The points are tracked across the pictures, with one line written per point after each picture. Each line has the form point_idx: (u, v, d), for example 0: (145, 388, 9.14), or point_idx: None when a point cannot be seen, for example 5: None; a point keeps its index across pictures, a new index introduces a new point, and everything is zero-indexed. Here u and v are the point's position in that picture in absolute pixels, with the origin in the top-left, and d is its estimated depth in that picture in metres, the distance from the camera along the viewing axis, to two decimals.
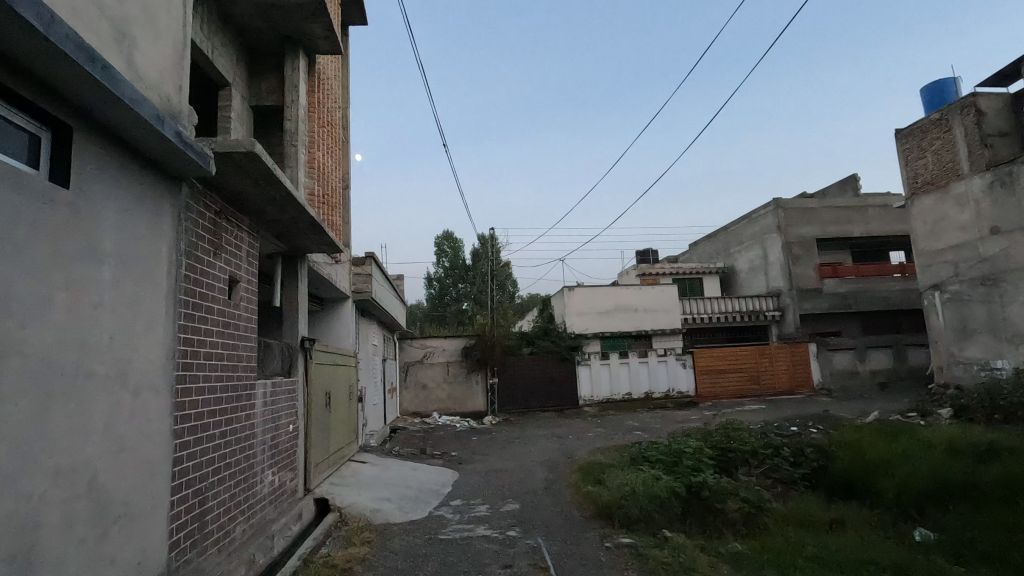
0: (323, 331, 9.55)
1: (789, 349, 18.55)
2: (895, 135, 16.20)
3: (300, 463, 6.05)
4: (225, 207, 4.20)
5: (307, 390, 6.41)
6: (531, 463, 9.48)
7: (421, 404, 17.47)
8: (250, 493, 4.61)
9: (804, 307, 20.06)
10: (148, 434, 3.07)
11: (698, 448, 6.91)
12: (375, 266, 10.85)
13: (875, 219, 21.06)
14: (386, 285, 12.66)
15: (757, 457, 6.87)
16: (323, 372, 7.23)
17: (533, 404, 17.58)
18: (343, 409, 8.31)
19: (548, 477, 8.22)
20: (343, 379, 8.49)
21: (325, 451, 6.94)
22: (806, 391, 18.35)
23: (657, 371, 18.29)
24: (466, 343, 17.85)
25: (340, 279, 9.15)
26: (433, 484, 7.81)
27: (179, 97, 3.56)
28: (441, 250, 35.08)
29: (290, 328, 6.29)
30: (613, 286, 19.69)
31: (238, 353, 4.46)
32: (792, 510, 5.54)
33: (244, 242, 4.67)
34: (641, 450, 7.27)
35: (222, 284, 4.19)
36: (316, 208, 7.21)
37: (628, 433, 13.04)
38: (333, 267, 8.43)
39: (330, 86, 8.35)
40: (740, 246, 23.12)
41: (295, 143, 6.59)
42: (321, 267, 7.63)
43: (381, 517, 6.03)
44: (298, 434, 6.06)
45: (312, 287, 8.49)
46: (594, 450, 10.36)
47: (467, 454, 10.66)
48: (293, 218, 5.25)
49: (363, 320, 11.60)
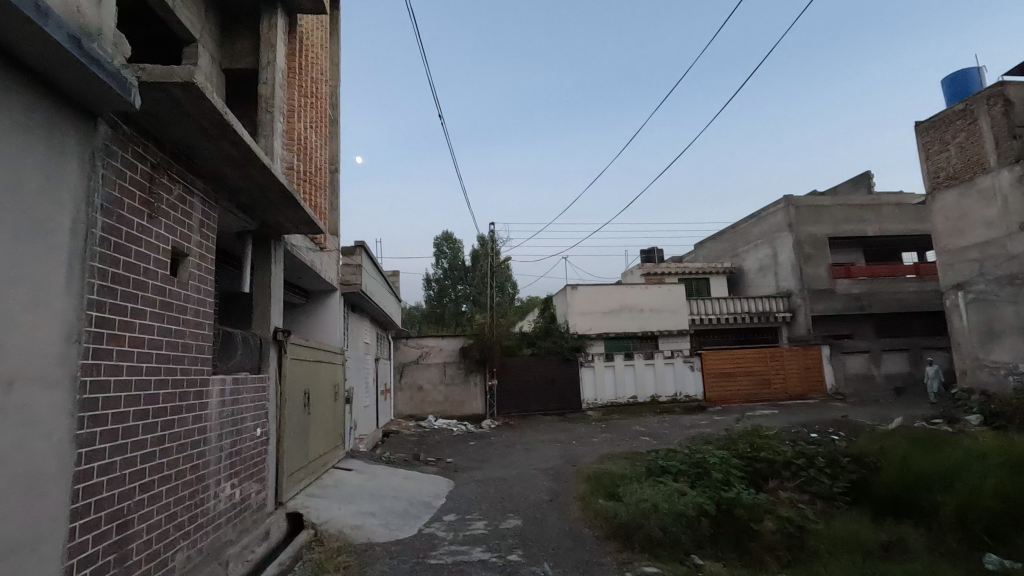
0: (307, 327, 8.77)
1: (801, 351, 17.78)
2: (915, 127, 15.48)
3: (270, 472, 5.27)
4: (166, 160, 3.43)
5: (281, 389, 5.64)
6: (533, 471, 8.68)
7: (416, 406, 16.67)
8: (198, 512, 3.81)
9: (815, 309, 19.30)
10: (31, 441, 2.32)
11: (725, 458, 6.14)
12: (366, 258, 10.06)
13: (890, 218, 20.27)
14: (379, 279, 11.91)
15: (790, 469, 6.09)
16: (302, 370, 6.45)
17: (533, 408, 16.79)
18: (326, 412, 7.52)
19: (553, 487, 7.44)
20: (328, 379, 7.72)
21: (302, 459, 6.17)
22: (818, 396, 17.56)
23: (664, 374, 17.51)
24: (464, 343, 17.08)
25: (327, 269, 8.37)
26: (425, 496, 6.99)
27: (96, 12, 2.79)
28: (441, 251, 34.28)
29: (261, 318, 5.50)
30: (618, 285, 18.92)
31: (183, 341, 3.67)
32: (842, 531, 4.76)
33: (196, 209, 3.90)
34: (658, 459, 6.49)
35: (162, 256, 3.41)
36: (296, 185, 6.42)
37: (636, 439, 12.26)
38: (317, 255, 7.63)
39: (315, 57, 7.58)
40: (749, 245, 22.36)
41: (270, 109, 5.83)
42: (301, 253, 6.84)
43: (362, 535, 5.22)
44: (268, 440, 5.28)
45: (294, 277, 7.72)
46: (602, 457, 9.57)
47: (464, 461, 9.85)
48: (261, 187, 4.48)
49: (354, 316, 10.82)
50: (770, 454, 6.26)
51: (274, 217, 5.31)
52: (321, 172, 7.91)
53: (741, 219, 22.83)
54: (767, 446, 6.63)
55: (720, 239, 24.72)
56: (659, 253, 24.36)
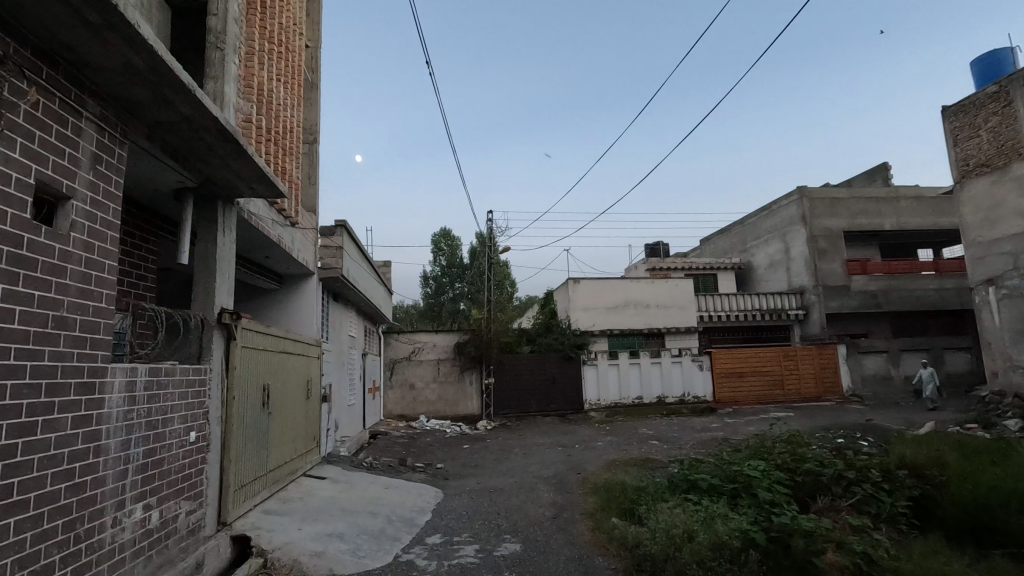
0: (279, 316, 7.79)
1: (816, 351, 16.82)
2: (941, 111, 14.50)
3: (209, 486, 4.26)
4: (21, 54, 2.45)
5: (228, 383, 4.60)
6: (533, 481, 7.67)
7: (408, 406, 15.70)
8: (82, 547, 2.81)
9: (830, 306, 18.33)
10: None
11: (765, 471, 5.14)
12: (349, 240, 9.04)
13: (908, 212, 19.28)
14: (365, 267, 10.92)
15: (841, 485, 5.11)
16: (263, 362, 5.45)
17: (532, 408, 15.78)
18: (295, 412, 6.51)
19: (556, 501, 6.43)
20: (299, 374, 6.71)
21: (257, 471, 5.13)
22: (835, 397, 16.60)
23: (671, 373, 16.52)
24: (459, 339, 16.08)
25: (301, 250, 7.39)
26: (406, 510, 5.97)
27: None
28: (438, 247, 33.19)
29: (203, 296, 4.46)
30: (622, 279, 17.93)
31: (60, 315, 2.68)
32: (925, 567, 3.74)
33: (86, 136, 2.91)
34: (682, 469, 5.50)
35: (16, 192, 2.43)
36: (256, 141, 5.40)
37: (644, 443, 11.28)
38: (286, 230, 6.60)
39: (286, 3, 6.59)
40: (759, 240, 21.37)
41: (220, 46, 4.81)
42: (263, 224, 5.81)
43: (323, 566, 4.19)
44: (207, 446, 4.27)
45: (261, 256, 6.74)
46: (609, 465, 8.58)
47: (456, 468, 8.83)
48: (189, 120, 3.48)
49: (337, 305, 9.82)
50: (817, 467, 5.25)
51: (218, 171, 4.30)
52: (294, 137, 6.92)
53: (750, 213, 21.85)
54: (810, 456, 5.64)
55: (728, 234, 23.73)
56: (664, 248, 23.34)
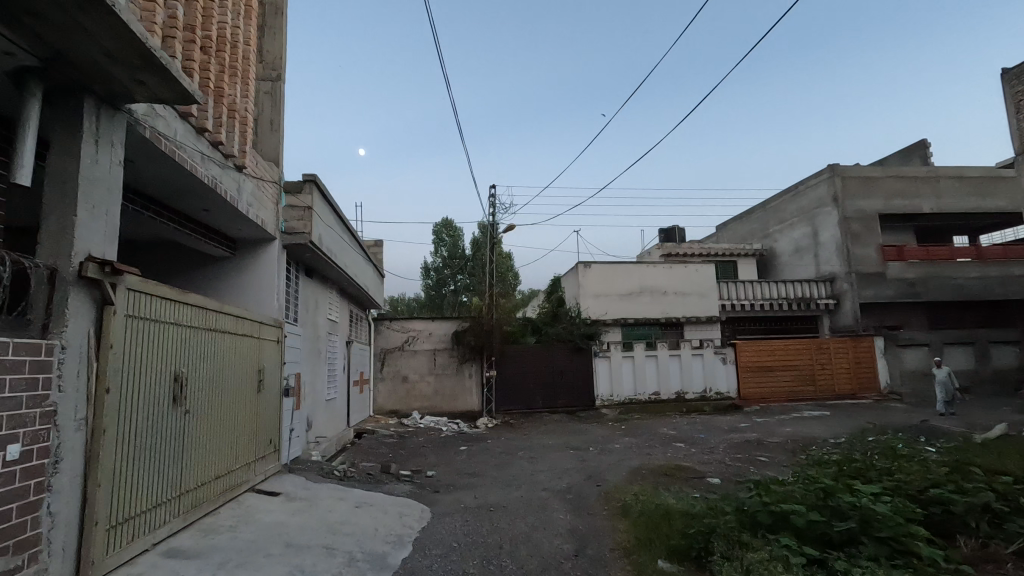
0: (230, 291, 6.33)
1: (850, 344, 15.28)
2: (1001, 75, 12.87)
3: (55, 529, 2.76)
4: None
5: (99, 370, 3.07)
6: (543, 496, 6.15)
7: (400, 401, 14.23)
8: None
9: (864, 295, 16.76)
10: None
11: (879, 497, 3.64)
12: (321, 200, 7.48)
13: (949, 193, 17.63)
14: (347, 237, 9.39)
15: (991, 520, 3.60)
16: (177, 343, 3.93)
17: (538, 405, 14.27)
18: (236, 411, 5.00)
19: (576, 529, 4.92)
20: (244, 362, 5.20)
21: (157, 497, 3.63)
22: (872, 395, 15.04)
23: (691, 367, 14.98)
24: (458, 327, 14.58)
25: (255, 206, 5.87)
26: (376, 543, 4.42)
27: None
28: (439, 238, 31.51)
29: (56, 235, 2.94)
30: (637, 263, 16.37)
31: None
32: None
33: None
34: (755, 490, 4.01)
35: None
36: (163, 33, 3.85)
37: (668, 446, 9.78)
38: (226, 173, 5.08)
39: None
40: (784, 224, 19.77)
41: None
42: (185, 155, 4.29)
43: None
44: (53, 463, 2.76)
45: (197, 207, 5.23)
46: (635, 476, 7.08)
47: (449, 477, 7.32)
48: None
49: (311, 282, 8.31)
50: (951, 494, 3.73)
51: (72, 43, 2.79)
52: (241, 58, 5.40)
53: (774, 194, 20.23)
54: (931, 478, 4.11)
55: (749, 218, 22.11)
56: (679, 233, 21.75)
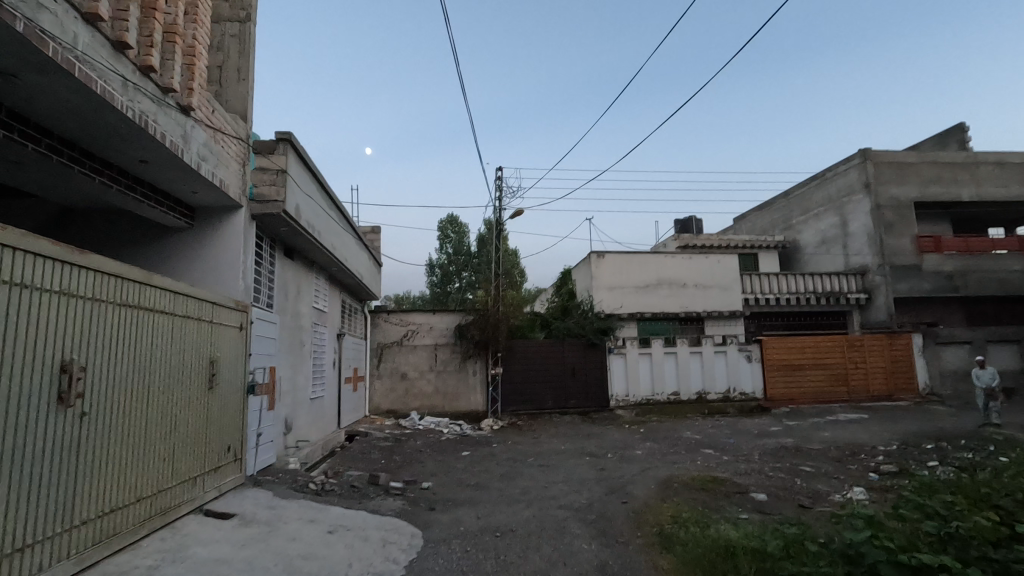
0: (185, 268, 5.28)
1: (886, 341, 14.12)
2: None
3: None
4: None
5: None
6: (559, 517, 5.07)
7: (399, 400, 13.19)
8: None
9: (898, 289, 15.58)
10: None
11: None
12: (299, 165, 6.43)
13: (990, 180, 16.40)
14: (336, 215, 8.35)
15: None
16: (67, 321, 2.88)
17: (548, 405, 13.20)
18: (174, 413, 3.93)
19: (605, 566, 3.82)
20: (188, 350, 4.14)
21: (22, 535, 2.55)
22: (910, 397, 13.86)
23: (713, 366, 13.84)
24: (461, 321, 13.51)
25: (214, 164, 4.82)
26: None
27: None
28: (444, 234, 30.61)
29: None
30: (654, 253, 15.25)
31: None
32: None
33: None
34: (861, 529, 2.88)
35: None
36: None
37: (696, 453, 8.67)
38: (165, 113, 4.02)
39: None
40: (810, 214, 18.60)
41: None
42: (94, 71, 3.22)
43: None
44: None
45: (131, 156, 4.17)
46: (667, 490, 5.99)
47: (447, 490, 6.24)
48: None
49: (291, 264, 7.26)
50: None
51: None
52: None
53: (799, 183, 19.06)
54: None
55: (771, 209, 20.90)
56: (697, 224, 20.61)
